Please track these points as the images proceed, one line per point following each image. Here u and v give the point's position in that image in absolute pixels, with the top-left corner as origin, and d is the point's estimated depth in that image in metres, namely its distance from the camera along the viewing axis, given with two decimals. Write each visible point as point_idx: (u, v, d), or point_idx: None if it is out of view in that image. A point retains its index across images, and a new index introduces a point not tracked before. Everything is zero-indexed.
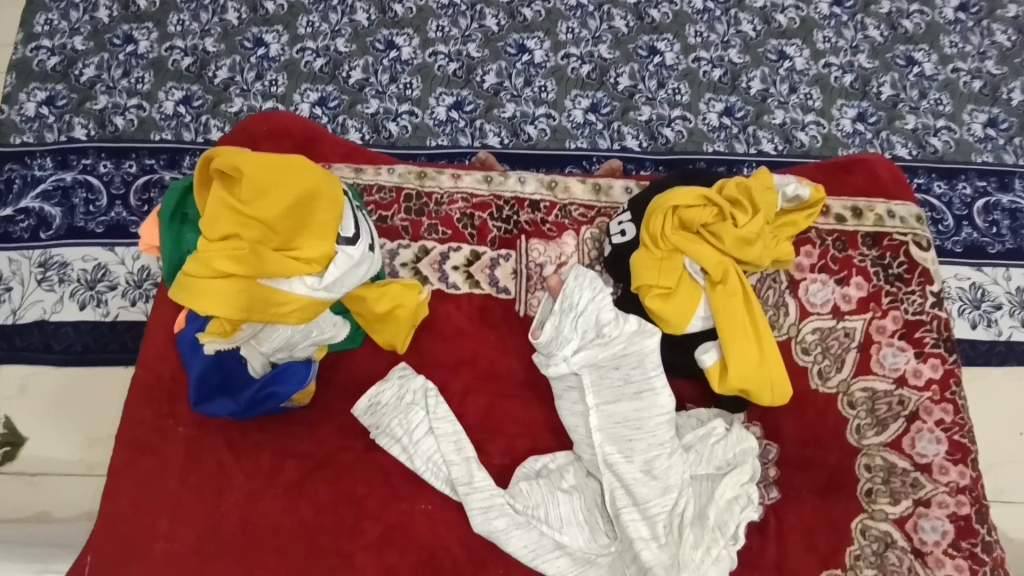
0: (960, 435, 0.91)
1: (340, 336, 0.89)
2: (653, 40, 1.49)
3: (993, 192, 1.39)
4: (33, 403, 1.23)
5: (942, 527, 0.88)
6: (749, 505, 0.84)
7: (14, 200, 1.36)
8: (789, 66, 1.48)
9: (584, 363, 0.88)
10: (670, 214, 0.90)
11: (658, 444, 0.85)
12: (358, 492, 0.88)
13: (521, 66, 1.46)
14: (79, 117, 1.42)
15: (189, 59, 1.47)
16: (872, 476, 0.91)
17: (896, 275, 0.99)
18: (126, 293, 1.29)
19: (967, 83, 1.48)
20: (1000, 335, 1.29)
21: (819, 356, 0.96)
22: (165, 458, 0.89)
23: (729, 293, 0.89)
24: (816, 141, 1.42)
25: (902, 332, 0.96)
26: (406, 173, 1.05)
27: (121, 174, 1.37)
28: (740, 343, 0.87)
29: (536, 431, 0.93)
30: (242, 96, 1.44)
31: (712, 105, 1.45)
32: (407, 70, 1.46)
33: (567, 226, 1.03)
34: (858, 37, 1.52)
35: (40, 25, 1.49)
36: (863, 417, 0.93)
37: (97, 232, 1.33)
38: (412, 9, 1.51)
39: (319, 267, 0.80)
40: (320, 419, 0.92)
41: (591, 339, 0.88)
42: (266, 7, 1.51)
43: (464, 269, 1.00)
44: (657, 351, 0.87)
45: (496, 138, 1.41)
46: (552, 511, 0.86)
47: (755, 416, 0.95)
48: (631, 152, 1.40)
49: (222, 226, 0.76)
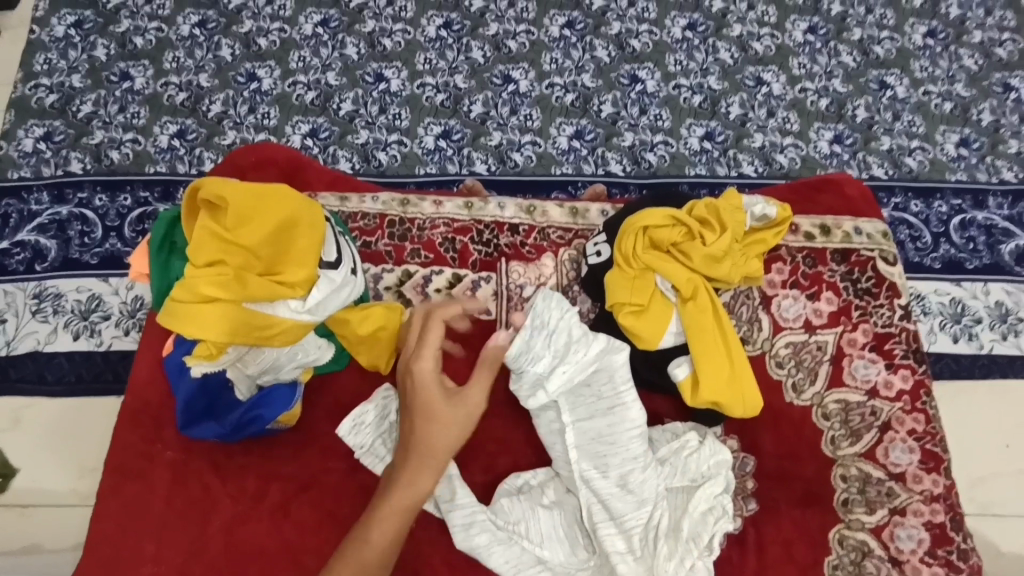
0: (932, 444, 0.94)
1: (325, 358, 0.93)
2: (635, 69, 1.55)
3: (968, 209, 1.44)
4: (25, 434, 1.24)
5: (918, 535, 0.90)
6: (722, 517, 0.87)
7: (10, 233, 1.39)
8: (766, 91, 1.54)
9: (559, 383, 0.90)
10: (640, 234, 0.94)
11: (631, 459, 0.87)
12: (342, 513, 0.90)
13: (507, 96, 1.52)
14: (76, 151, 1.46)
15: (184, 94, 1.52)
16: (848, 486, 0.93)
17: (865, 289, 1.03)
18: (119, 322, 1.32)
19: (938, 105, 1.54)
20: (982, 349, 1.32)
21: (793, 369, 0.99)
22: (151, 482, 0.91)
23: (699, 309, 0.92)
24: (794, 163, 1.47)
25: (872, 345, 0.99)
26: (389, 200, 1.09)
27: (116, 207, 1.41)
28: (711, 358, 0.90)
29: (517, 449, 0.95)
30: (235, 128, 1.49)
31: (693, 130, 1.50)
32: (396, 101, 1.51)
33: (546, 248, 1.07)
34: (832, 62, 1.58)
35: (40, 64, 1.55)
36: (837, 428, 0.96)
37: (92, 263, 1.36)
38: (400, 43, 1.57)
39: (303, 291, 0.83)
40: (306, 440, 0.94)
41: (563, 358, 0.90)
42: (259, 44, 1.57)
43: (446, 291, 1.04)
44: (626, 365, 0.90)
45: (484, 166, 1.45)
46: (532, 526, 0.87)
47: (732, 429, 0.97)
48: (615, 177, 1.45)
49: (207, 252, 0.79)
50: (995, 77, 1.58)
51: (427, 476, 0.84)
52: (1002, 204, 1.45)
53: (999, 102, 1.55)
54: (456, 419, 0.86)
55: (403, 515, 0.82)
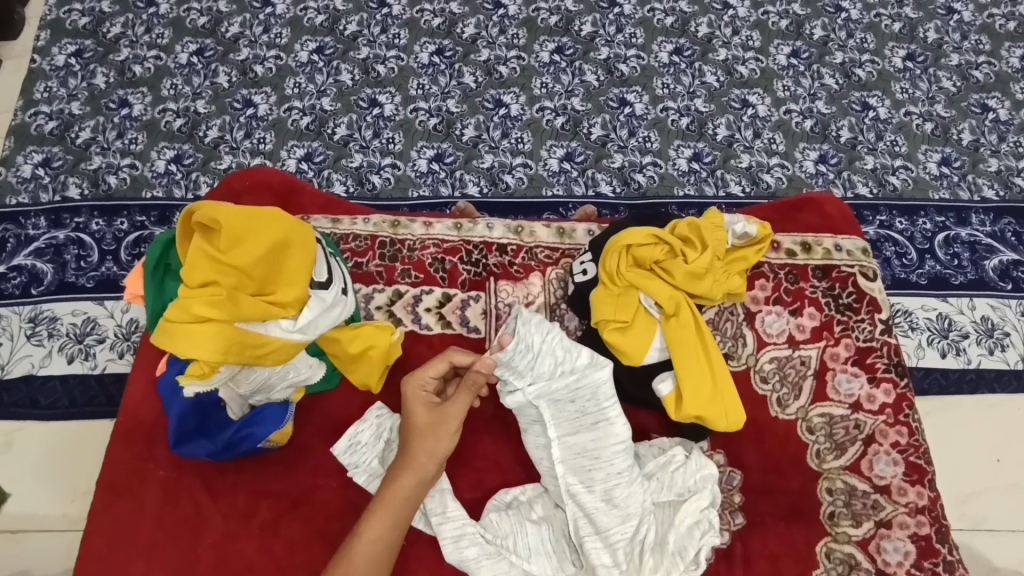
0: (916, 456, 0.95)
1: (315, 377, 0.94)
2: (623, 92, 1.59)
3: (951, 226, 1.47)
4: (17, 458, 1.25)
5: (904, 548, 0.91)
6: (707, 531, 0.88)
7: (6, 258, 1.41)
8: (752, 113, 1.58)
9: (541, 396, 0.92)
10: (623, 253, 0.96)
11: (616, 473, 0.88)
12: (332, 531, 0.90)
13: (498, 119, 1.56)
14: (73, 177, 1.49)
15: (181, 120, 1.55)
16: (834, 499, 0.94)
17: (846, 304, 1.05)
18: (114, 345, 1.33)
19: (919, 125, 1.58)
20: (969, 363, 1.34)
21: (777, 384, 1.01)
22: (142, 500, 0.91)
23: (682, 325, 0.94)
24: (780, 182, 1.51)
25: (854, 359, 1.01)
26: (380, 222, 1.12)
27: (112, 231, 1.43)
28: (694, 373, 0.92)
29: (506, 466, 0.96)
30: (231, 153, 1.52)
31: (681, 151, 1.54)
32: (390, 125, 1.55)
33: (534, 267, 1.09)
34: (815, 85, 1.62)
35: (40, 92, 1.58)
36: (822, 442, 0.97)
37: (87, 287, 1.38)
38: (394, 69, 1.61)
39: (294, 311, 0.84)
40: (297, 459, 0.95)
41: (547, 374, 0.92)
42: (256, 71, 1.61)
43: (437, 310, 1.05)
44: (610, 382, 0.91)
45: (476, 188, 1.49)
46: (520, 541, 0.88)
47: (718, 444, 0.98)
48: (605, 198, 1.48)
49: (201, 274, 0.81)
50: (973, 98, 1.62)
51: (410, 484, 0.84)
52: (984, 221, 1.48)
53: (978, 122, 1.59)
54: (437, 427, 0.88)
55: (391, 517, 0.82)
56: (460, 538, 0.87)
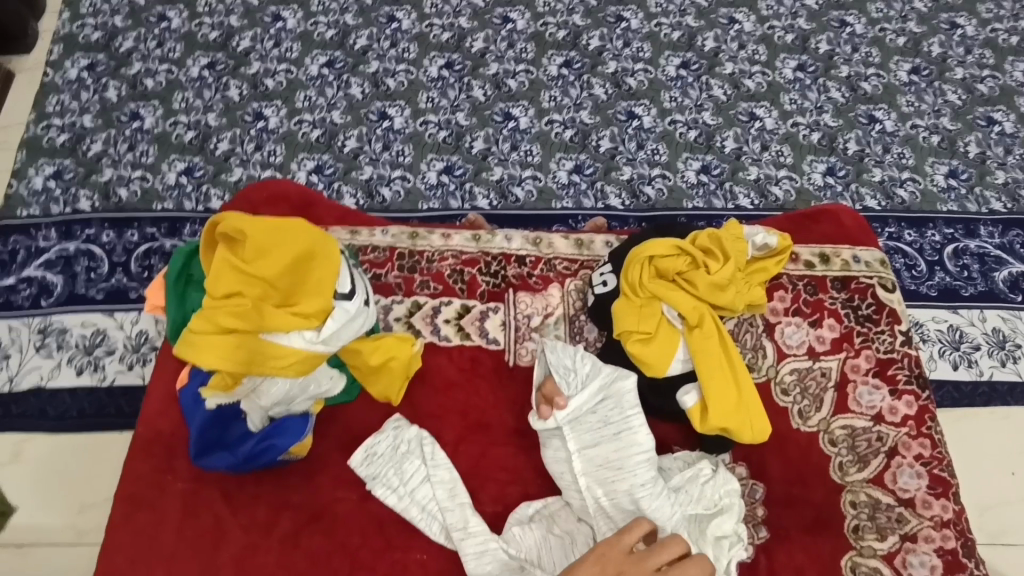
0: (940, 469, 0.94)
1: (336, 390, 0.94)
2: (631, 105, 1.61)
3: (961, 238, 1.47)
4: (24, 471, 1.23)
5: (930, 562, 0.90)
6: (736, 543, 0.88)
7: (17, 269, 1.41)
8: (760, 125, 1.59)
9: (568, 417, 0.91)
10: (646, 265, 0.97)
11: (639, 484, 0.87)
12: (354, 544, 0.89)
13: (508, 132, 1.56)
14: (84, 189, 1.49)
15: (192, 132, 1.56)
16: (858, 512, 0.93)
17: (865, 316, 1.05)
18: (124, 357, 1.32)
19: (926, 137, 1.59)
20: (982, 375, 1.33)
21: (798, 396, 1.00)
22: (161, 512, 0.90)
23: (705, 336, 0.94)
24: (789, 195, 1.51)
25: (875, 370, 1.01)
26: (398, 234, 1.12)
27: (123, 242, 1.43)
28: (719, 385, 0.92)
29: (527, 478, 0.95)
30: (242, 165, 1.52)
31: (689, 163, 1.54)
32: (400, 138, 1.56)
33: (552, 279, 1.09)
34: (822, 98, 1.64)
35: (51, 105, 1.59)
36: (845, 454, 0.96)
37: (98, 298, 1.38)
38: (404, 82, 1.62)
39: (317, 322, 0.84)
40: (317, 471, 0.94)
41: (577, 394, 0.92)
42: (267, 84, 1.62)
43: (456, 321, 1.05)
44: (634, 391, 0.92)
45: (485, 201, 1.49)
46: (545, 555, 0.87)
47: (740, 456, 0.97)
48: (614, 210, 1.48)
49: (225, 284, 0.81)
50: (978, 111, 1.63)
51: None
52: (993, 233, 1.48)
53: (984, 135, 1.60)
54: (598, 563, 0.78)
55: None
56: (481, 552, 0.86)
